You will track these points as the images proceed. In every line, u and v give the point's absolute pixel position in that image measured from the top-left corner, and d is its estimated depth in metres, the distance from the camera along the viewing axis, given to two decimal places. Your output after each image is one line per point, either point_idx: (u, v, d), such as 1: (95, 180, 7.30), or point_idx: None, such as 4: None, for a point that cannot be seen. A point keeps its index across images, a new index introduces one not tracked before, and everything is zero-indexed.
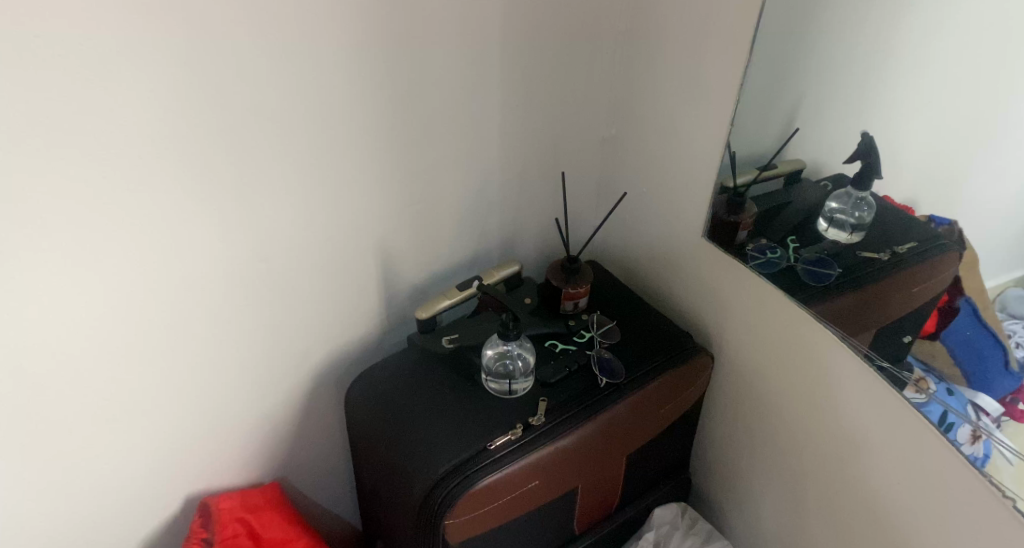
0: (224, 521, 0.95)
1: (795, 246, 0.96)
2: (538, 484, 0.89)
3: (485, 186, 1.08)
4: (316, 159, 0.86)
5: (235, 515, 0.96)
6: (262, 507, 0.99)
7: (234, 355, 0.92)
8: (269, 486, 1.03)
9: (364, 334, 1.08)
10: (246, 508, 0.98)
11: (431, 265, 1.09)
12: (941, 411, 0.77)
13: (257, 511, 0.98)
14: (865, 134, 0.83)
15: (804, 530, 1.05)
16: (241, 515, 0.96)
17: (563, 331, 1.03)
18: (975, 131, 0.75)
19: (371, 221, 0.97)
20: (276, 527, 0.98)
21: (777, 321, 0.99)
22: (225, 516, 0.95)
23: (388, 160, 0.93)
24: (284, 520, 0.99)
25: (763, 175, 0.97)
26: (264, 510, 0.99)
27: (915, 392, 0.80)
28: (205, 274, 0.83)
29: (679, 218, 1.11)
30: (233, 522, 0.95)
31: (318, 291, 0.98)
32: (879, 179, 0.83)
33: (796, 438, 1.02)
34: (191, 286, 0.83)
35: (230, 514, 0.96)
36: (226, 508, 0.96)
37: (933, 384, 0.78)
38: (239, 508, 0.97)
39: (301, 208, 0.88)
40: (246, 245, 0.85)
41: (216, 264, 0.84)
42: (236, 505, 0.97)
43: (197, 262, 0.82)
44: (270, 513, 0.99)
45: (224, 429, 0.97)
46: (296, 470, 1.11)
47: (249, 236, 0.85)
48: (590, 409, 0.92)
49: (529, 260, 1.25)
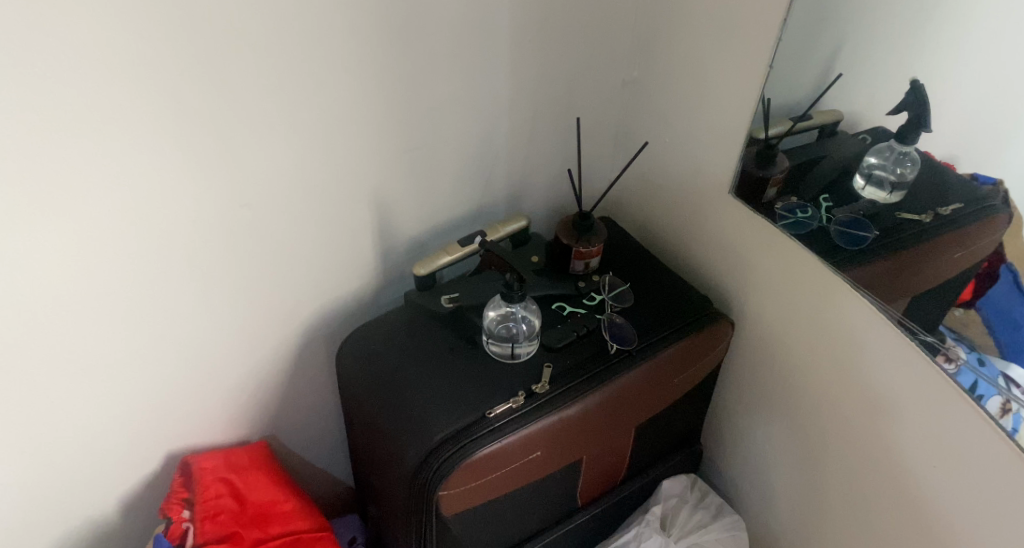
0: (206, 481, 0.90)
1: (828, 205, 0.86)
2: (540, 456, 0.83)
3: (494, 132, 0.99)
4: (302, 98, 0.77)
5: (219, 476, 0.92)
6: (247, 468, 0.95)
7: (216, 310, 0.86)
8: (256, 446, 0.99)
9: (356, 290, 1.01)
10: (231, 468, 0.94)
11: (432, 218, 1.01)
12: (972, 380, 0.71)
13: (243, 472, 0.94)
14: (915, 81, 0.72)
15: (821, 508, 0.99)
16: (225, 476, 0.92)
17: (572, 293, 0.95)
18: (1014, 90, 0.64)
19: (365, 169, 0.89)
20: (261, 490, 0.94)
21: (806, 287, 0.91)
22: (207, 476, 0.91)
23: (386, 100, 0.84)
24: (270, 482, 0.95)
25: (797, 126, 0.87)
26: (249, 471, 0.95)
27: (945, 361, 0.73)
28: (181, 221, 0.76)
29: (703, 172, 1.01)
30: (216, 482, 0.91)
31: (307, 244, 0.90)
32: (927, 132, 0.72)
33: (820, 415, 0.95)
34: (166, 237, 0.76)
35: (213, 474, 0.92)
36: (208, 468, 0.92)
37: (964, 352, 0.71)
38: (223, 469, 0.93)
39: (286, 152, 0.80)
40: (227, 192, 0.78)
41: (190, 210, 0.76)
42: (218, 465, 0.93)
43: (173, 210, 0.75)
44: (254, 475, 0.95)
45: (206, 385, 0.92)
46: (284, 427, 1.06)
47: (230, 182, 0.77)
48: (598, 378, 0.85)
49: (538, 214, 1.16)
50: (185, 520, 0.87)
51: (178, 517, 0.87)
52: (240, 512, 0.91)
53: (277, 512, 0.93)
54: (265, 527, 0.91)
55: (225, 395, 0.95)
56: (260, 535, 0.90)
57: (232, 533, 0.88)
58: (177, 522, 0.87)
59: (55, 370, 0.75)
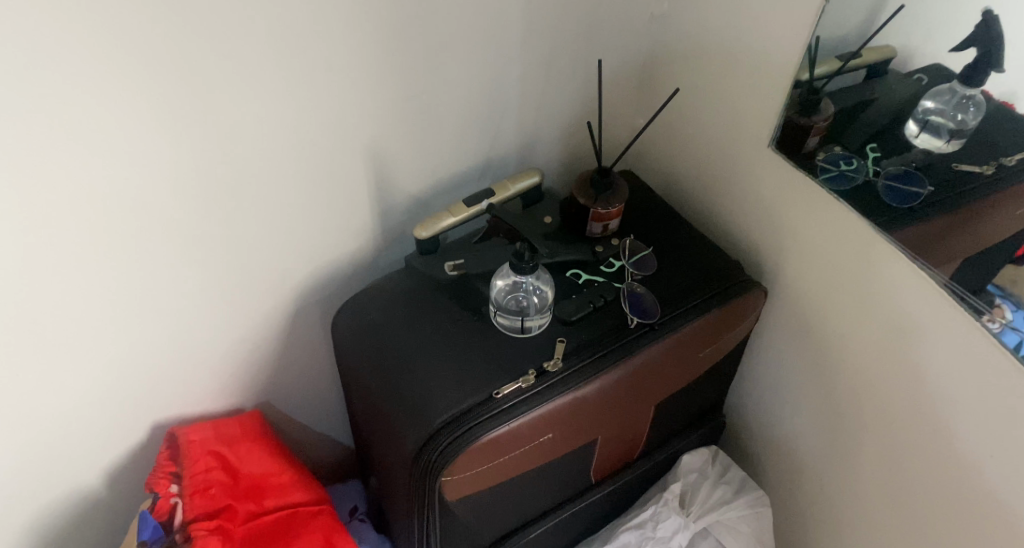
0: (195, 454, 0.86)
1: (875, 155, 0.78)
2: (552, 437, 0.77)
3: (505, 77, 0.88)
4: (279, 40, 0.67)
5: (208, 449, 0.87)
6: (238, 439, 0.90)
7: (193, 275, 0.79)
8: (248, 415, 0.94)
9: (351, 253, 0.93)
10: (221, 441, 0.89)
11: (434, 174, 0.91)
12: (1019, 340, 0.65)
13: (233, 444, 0.89)
14: (987, 11, 0.63)
15: (850, 488, 0.93)
16: (214, 449, 0.87)
17: (589, 260, 0.87)
18: None
19: (355, 120, 0.79)
20: (254, 461, 0.90)
21: (851, 256, 0.81)
22: (195, 449, 0.86)
23: (377, 42, 0.74)
24: (263, 453, 0.91)
25: (847, 66, 0.77)
26: (240, 442, 0.90)
27: (991, 320, 0.67)
28: (144, 181, 0.68)
29: (738, 121, 0.90)
30: (205, 456, 0.86)
31: (293, 204, 0.82)
32: (999, 73, 0.64)
33: (858, 394, 0.87)
34: (129, 200, 0.68)
35: (201, 448, 0.87)
36: (196, 440, 0.87)
37: (1011, 312, 0.65)
38: (213, 441, 0.88)
39: (264, 103, 0.71)
40: (196, 148, 0.69)
41: (154, 168, 0.68)
42: (208, 437, 0.88)
43: (134, 170, 0.66)
44: (246, 446, 0.90)
45: (190, 353, 0.86)
46: (281, 394, 1.01)
47: (199, 138, 0.69)
48: (616, 354, 0.78)
49: (553, 168, 1.05)
50: (173, 495, 0.84)
51: (165, 493, 0.84)
52: (233, 485, 0.86)
53: (272, 484, 0.89)
54: (260, 499, 0.87)
55: (213, 362, 0.90)
56: (254, 508, 0.86)
57: (225, 507, 0.84)
58: (165, 497, 0.83)
59: (20, 343, 0.69)
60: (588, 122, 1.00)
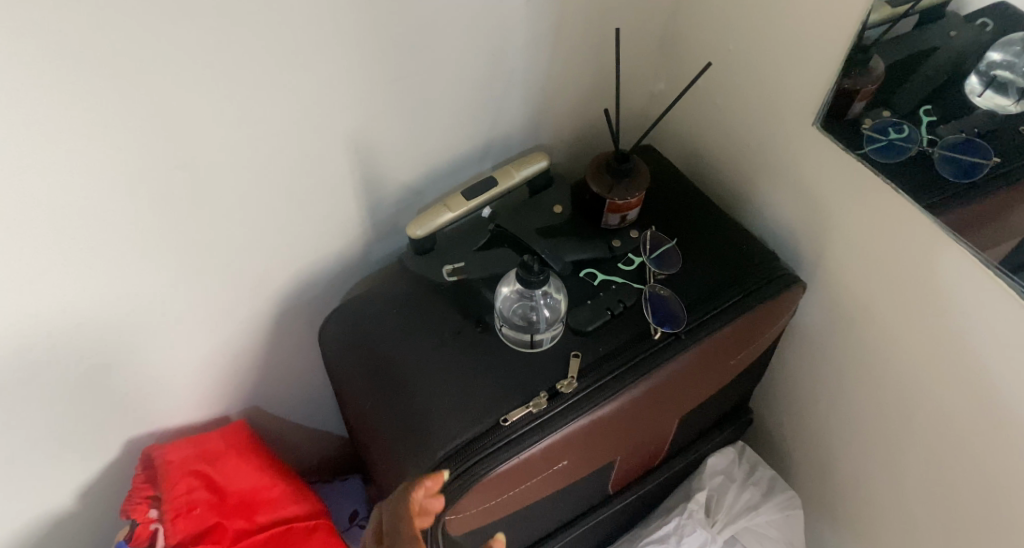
0: (174, 477, 0.79)
1: (930, 119, 0.67)
2: (567, 463, 0.69)
3: (504, 48, 0.75)
4: (226, 24, 0.55)
5: (189, 469, 0.80)
6: (223, 454, 0.83)
7: (154, 292, 0.70)
8: (232, 426, 0.87)
9: (334, 252, 0.83)
10: (203, 458, 0.82)
11: (424, 162, 0.80)
12: None
13: (217, 460, 0.82)
14: None
15: (890, 493, 0.86)
16: (196, 468, 0.80)
17: (605, 257, 0.77)
18: None
19: (330, 109, 0.68)
20: (242, 476, 0.83)
21: (906, 253, 0.70)
22: (174, 471, 0.79)
23: (348, 17, 0.61)
24: (251, 467, 0.84)
25: (902, 11, 0.65)
26: (225, 458, 0.83)
27: None
28: (77, 198, 0.57)
29: (775, 90, 0.77)
30: (187, 476, 0.80)
31: (266, 206, 0.72)
32: None
33: (906, 399, 0.78)
34: (62, 220, 0.58)
35: (181, 468, 0.80)
36: (175, 461, 0.80)
37: None
38: (193, 460, 0.81)
39: (218, 99, 0.59)
40: (137, 155, 0.58)
41: (88, 182, 0.57)
42: (188, 456, 0.81)
43: (63, 185, 0.56)
44: (232, 461, 0.83)
45: (161, 369, 0.78)
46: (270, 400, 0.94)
47: (139, 144, 0.58)
48: (638, 369, 0.70)
49: (561, 144, 0.93)
50: (152, 521, 0.77)
51: (145, 518, 0.77)
52: (219, 504, 0.80)
53: (263, 499, 0.82)
54: (251, 515, 0.80)
55: (189, 376, 0.82)
56: (245, 525, 0.79)
57: (213, 526, 0.78)
58: (143, 524, 0.76)
59: None
60: (604, 110, 0.90)
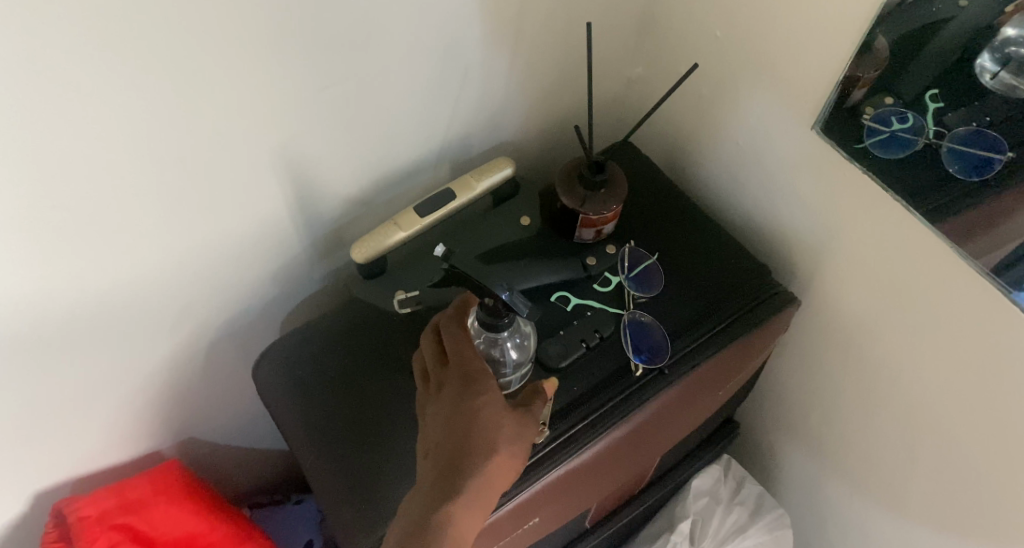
0: (92, 533, 0.70)
1: (936, 107, 0.58)
2: (540, 518, 0.63)
3: (459, 44, 0.64)
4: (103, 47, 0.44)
5: (110, 523, 0.71)
6: (150, 501, 0.74)
7: (50, 345, 0.60)
8: (161, 468, 0.78)
9: (269, 275, 0.74)
10: (127, 509, 0.73)
11: (367, 173, 0.70)
12: None
13: (144, 510, 0.73)
14: None
15: (880, 514, 0.81)
16: (119, 521, 0.71)
17: (579, 278, 0.69)
18: None
19: (248, 125, 0.56)
20: (174, 523, 0.74)
21: (906, 277, 0.63)
22: (92, 527, 0.70)
23: (265, 26, 0.50)
24: (184, 512, 0.75)
25: None
26: (153, 505, 0.74)
27: None
28: None
29: (767, 88, 0.68)
30: (108, 531, 0.70)
31: (183, 238, 0.62)
32: None
33: (903, 427, 0.72)
34: None
35: (101, 523, 0.71)
36: (92, 516, 0.70)
37: None
38: (116, 512, 0.72)
39: (104, 129, 0.48)
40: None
41: None
42: (108, 507, 0.72)
43: None
44: (161, 507, 0.74)
45: (72, 419, 0.69)
46: (205, 428, 0.86)
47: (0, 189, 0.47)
48: (617, 411, 0.62)
49: (527, 141, 0.83)
50: None
51: None
52: None
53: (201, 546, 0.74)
54: None
55: (108, 419, 0.73)
56: None
57: None
58: None
59: None
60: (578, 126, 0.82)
